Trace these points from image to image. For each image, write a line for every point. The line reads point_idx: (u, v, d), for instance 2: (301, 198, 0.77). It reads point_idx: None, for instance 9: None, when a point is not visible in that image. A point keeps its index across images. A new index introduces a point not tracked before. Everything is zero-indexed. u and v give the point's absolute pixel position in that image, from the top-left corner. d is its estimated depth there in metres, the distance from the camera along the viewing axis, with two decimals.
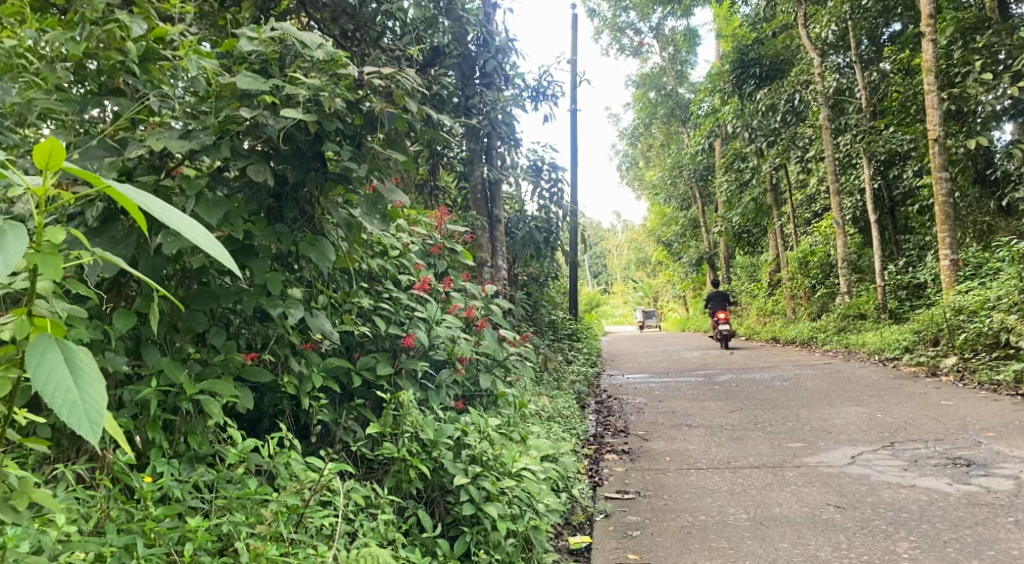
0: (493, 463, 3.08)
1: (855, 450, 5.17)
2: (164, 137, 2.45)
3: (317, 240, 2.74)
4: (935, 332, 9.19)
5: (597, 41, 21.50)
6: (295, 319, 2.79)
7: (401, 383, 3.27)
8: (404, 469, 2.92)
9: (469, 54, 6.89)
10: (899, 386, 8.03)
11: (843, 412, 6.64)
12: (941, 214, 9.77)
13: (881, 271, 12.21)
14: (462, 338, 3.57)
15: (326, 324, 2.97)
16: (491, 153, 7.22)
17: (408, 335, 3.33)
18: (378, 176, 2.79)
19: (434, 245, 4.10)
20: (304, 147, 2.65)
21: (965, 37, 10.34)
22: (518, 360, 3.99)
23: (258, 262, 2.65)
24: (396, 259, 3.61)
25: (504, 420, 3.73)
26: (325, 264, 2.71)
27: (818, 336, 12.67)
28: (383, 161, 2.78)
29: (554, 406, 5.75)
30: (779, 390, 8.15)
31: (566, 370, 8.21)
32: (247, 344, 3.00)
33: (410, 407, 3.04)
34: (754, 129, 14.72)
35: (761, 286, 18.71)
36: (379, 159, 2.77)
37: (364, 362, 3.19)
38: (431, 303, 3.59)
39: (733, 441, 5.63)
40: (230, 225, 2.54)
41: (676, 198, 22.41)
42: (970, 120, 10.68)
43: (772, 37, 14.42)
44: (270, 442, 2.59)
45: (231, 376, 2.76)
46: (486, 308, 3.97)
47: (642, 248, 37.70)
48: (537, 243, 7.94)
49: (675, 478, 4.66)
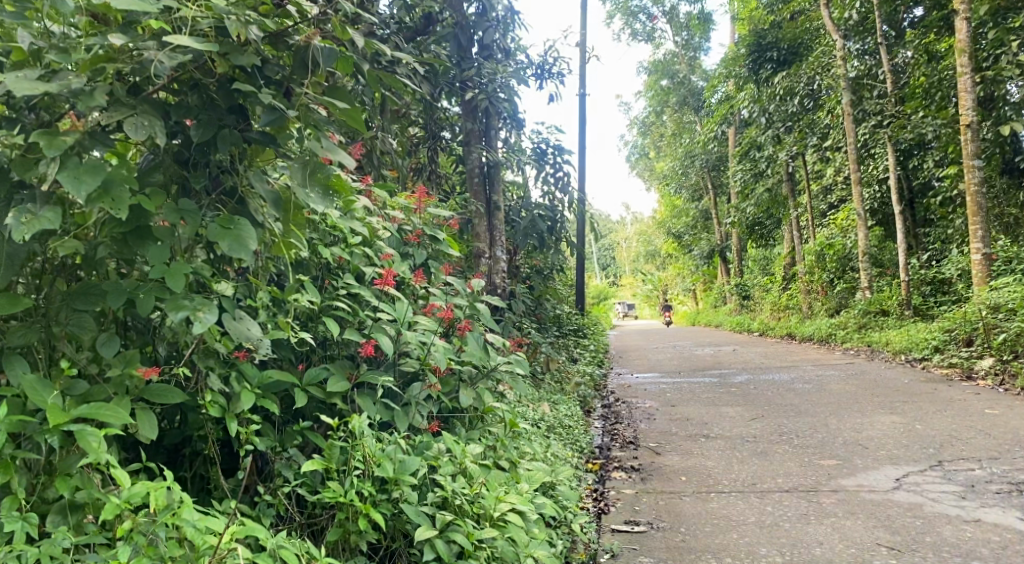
0: (469, 509, 2.46)
1: (900, 471, 4.49)
2: (16, 77, 1.78)
3: (233, 221, 2.06)
4: (969, 332, 8.46)
5: (609, 26, 20.70)
6: (206, 324, 2.08)
7: (358, 401, 2.66)
8: (352, 517, 2.28)
9: (466, 24, 6.26)
10: (932, 391, 7.31)
11: (876, 422, 5.96)
12: (972, 206, 9.04)
13: (904, 264, 11.44)
14: (437, 345, 2.90)
15: (255, 330, 2.36)
16: (490, 134, 6.55)
17: (368, 342, 2.71)
18: (314, 133, 2.14)
19: (413, 232, 3.50)
20: (217, 96, 2.02)
21: (997, 17, 9.53)
22: (508, 369, 3.24)
23: (156, 250, 2.02)
24: (358, 246, 2.97)
25: (487, 446, 3.09)
26: (244, 255, 2.03)
27: (838, 333, 11.94)
28: (320, 115, 2.12)
29: (554, 416, 5.10)
30: (801, 395, 7.45)
31: (569, 372, 7.54)
32: (164, 354, 2.38)
33: (363, 435, 2.41)
34: (770, 114, 13.89)
35: (774, 279, 17.94)
36: (314, 111, 2.10)
37: (313, 376, 2.59)
38: (401, 302, 2.96)
39: (757, 458, 4.95)
40: (111, 198, 1.91)
41: (687, 188, 21.67)
42: (999, 105, 9.93)
43: (790, 20, 13.67)
44: (161, 492, 1.95)
45: (126, 399, 2.14)
46: (471, 307, 3.31)
47: (651, 239, 36.79)
48: (540, 232, 7.18)
49: (693, 506, 4.00)
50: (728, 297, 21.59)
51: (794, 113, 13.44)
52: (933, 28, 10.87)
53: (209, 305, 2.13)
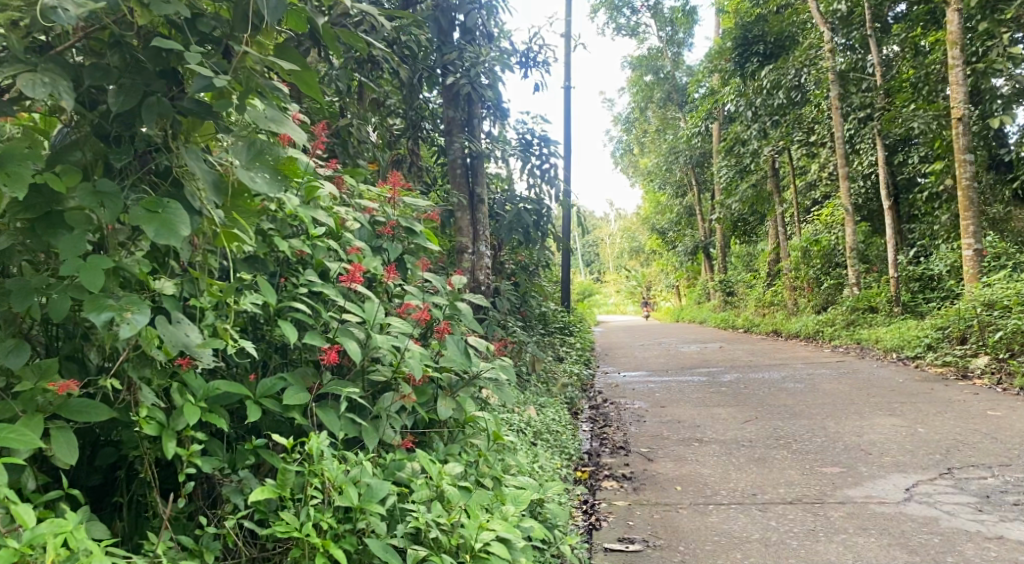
0: (445, 542, 2.14)
1: (909, 480, 4.21)
2: None
3: (160, 204, 1.70)
4: (962, 330, 8.22)
5: (593, 20, 20.33)
6: (134, 327, 1.74)
7: (319, 415, 2.33)
8: (309, 555, 1.95)
9: (447, 6, 5.90)
10: (928, 391, 7.06)
11: (876, 425, 5.69)
12: (964, 201, 8.79)
13: (892, 259, 11.20)
14: (412, 350, 2.57)
15: (196, 335, 2.04)
16: (473, 123, 6.20)
17: (331, 348, 2.38)
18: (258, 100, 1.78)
19: (386, 224, 3.11)
20: (141, 56, 1.68)
21: (986, 10, 9.22)
22: (493, 376, 2.91)
23: (70, 238, 1.69)
24: (321, 239, 2.63)
25: (468, 462, 2.77)
26: (174, 243, 1.66)
27: (825, 330, 11.70)
28: (265, 78, 1.76)
29: (539, 422, 4.78)
30: (794, 395, 7.18)
31: (555, 372, 7.22)
32: (96, 363, 2.04)
33: (323, 459, 2.09)
34: (756, 108, 13.51)
35: (759, 275, 17.72)
36: (257, 75, 1.75)
37: (268, 387, 2.27)
38: (371, 301, 2.63)
39: (756, 465, 4.65)
40: (8, 177, 1.57)
41: (671, 184, 21.45)
42: (988, 100, 9.70)
43: (777, 13, 13.40)
44: (59, 538, 1.65)
45: (39, 416, 1.83)
46: (452, 307, 2.96)
47: (634, 236, 36.54)
48: (526, 225, 6.83)
49: (691, 520, 3.71)
50: (712, 293, 21.36)
51: (781, 107, 13.16)
52: (920, 23, 10.67)
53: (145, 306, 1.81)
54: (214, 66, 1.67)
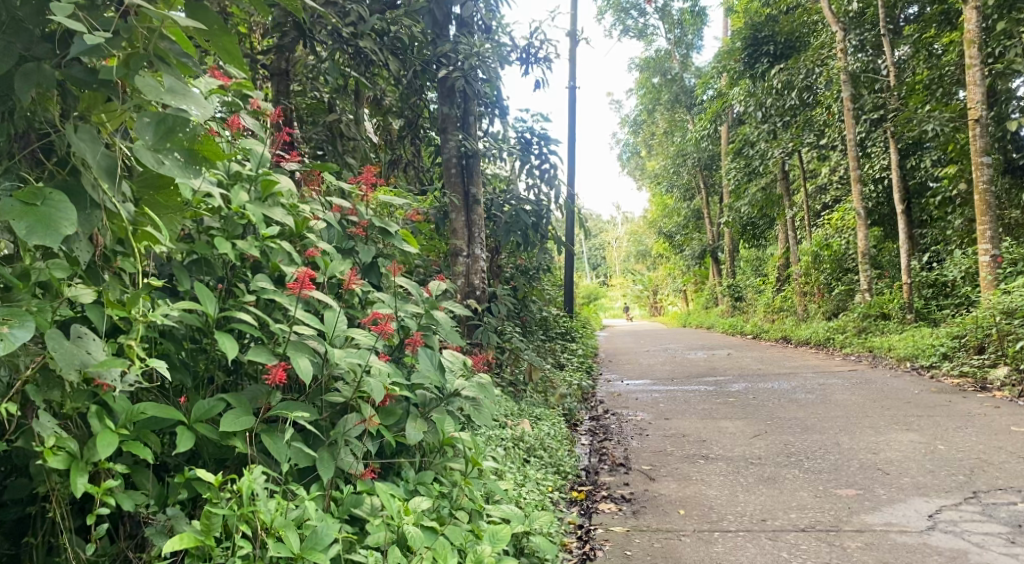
0: None
1: (932, 505, 3.87)
2: None
3: (38, 197, 1.47)
4: (981, 339, 7.86)
5: (600, 21, 19.94)
6: (8, 344, 1.49)
7: (265, 443, 2.03)
8: None
9: None
10: (946, 403, 6.70)
11: (893, 441, 5.34)
12: (981, 205, 8.40)
13: (905, 264, 10.84)
14: (377, 368, 2.24)
15: (98, 352, 1.74)
16: (469, 121, 5.84)
17: (279, 366, 2.07)
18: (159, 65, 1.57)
19: (358, 224, 2.79)
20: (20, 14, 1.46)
21: (1002, 9, 8.84)
22: (473, 394, 2.60)
23: None
24: (275, 241, 2.32)
25: (441, 494, 2.47)
26: (51, 242, 1.44)
27: (836, 337, 11.31)
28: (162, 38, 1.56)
29: (530, 440, 4.45)
30: (805, 407, 6.83)
31: (554, 381, 6.89)
32: None
33: (256, 502, 1.80)
34: (766, 109, 13.13)
35: (768, 280, 17.34)
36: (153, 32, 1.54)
37: (204, 410, 1.97)
38: (332, 310, 2.32)
39: (765, 486, 4.32)
40: None
41: (678, 187, 21.08)
42: (1004, 102, 9.33)
43: (787, 13, 12.99)
44: None
45: None
46: (428, 318, 2.64)
47: (641, 239, 36.06)
48: (524, 227, 6.45)
49: (693, 549, 3.38)
50: (720, 298, 20.98)
51: (791, 109, 12.78)
52: (933, 23, 10.31)
53: (51, 317, 1.67)
54: (97, 24, 1.50)
